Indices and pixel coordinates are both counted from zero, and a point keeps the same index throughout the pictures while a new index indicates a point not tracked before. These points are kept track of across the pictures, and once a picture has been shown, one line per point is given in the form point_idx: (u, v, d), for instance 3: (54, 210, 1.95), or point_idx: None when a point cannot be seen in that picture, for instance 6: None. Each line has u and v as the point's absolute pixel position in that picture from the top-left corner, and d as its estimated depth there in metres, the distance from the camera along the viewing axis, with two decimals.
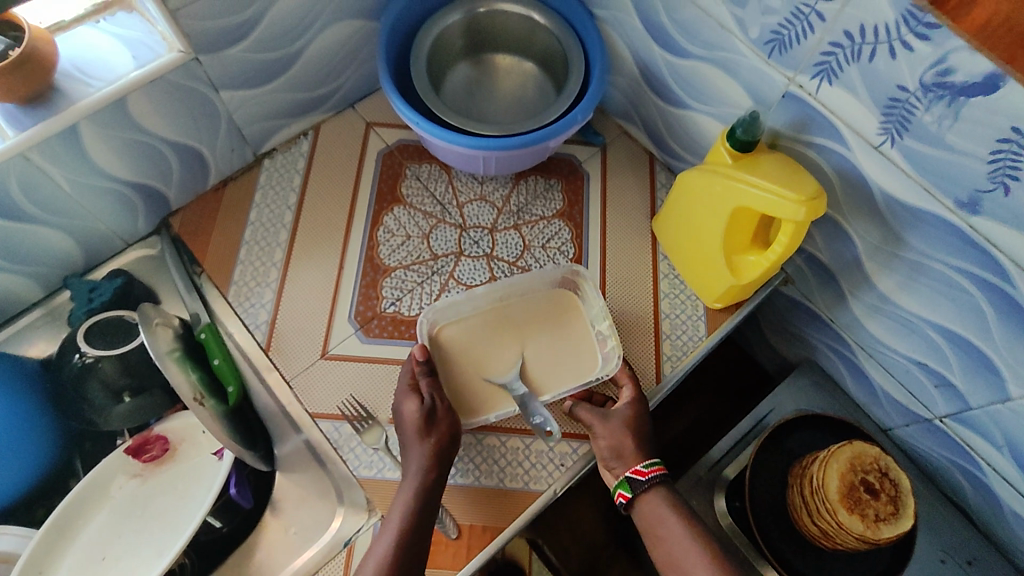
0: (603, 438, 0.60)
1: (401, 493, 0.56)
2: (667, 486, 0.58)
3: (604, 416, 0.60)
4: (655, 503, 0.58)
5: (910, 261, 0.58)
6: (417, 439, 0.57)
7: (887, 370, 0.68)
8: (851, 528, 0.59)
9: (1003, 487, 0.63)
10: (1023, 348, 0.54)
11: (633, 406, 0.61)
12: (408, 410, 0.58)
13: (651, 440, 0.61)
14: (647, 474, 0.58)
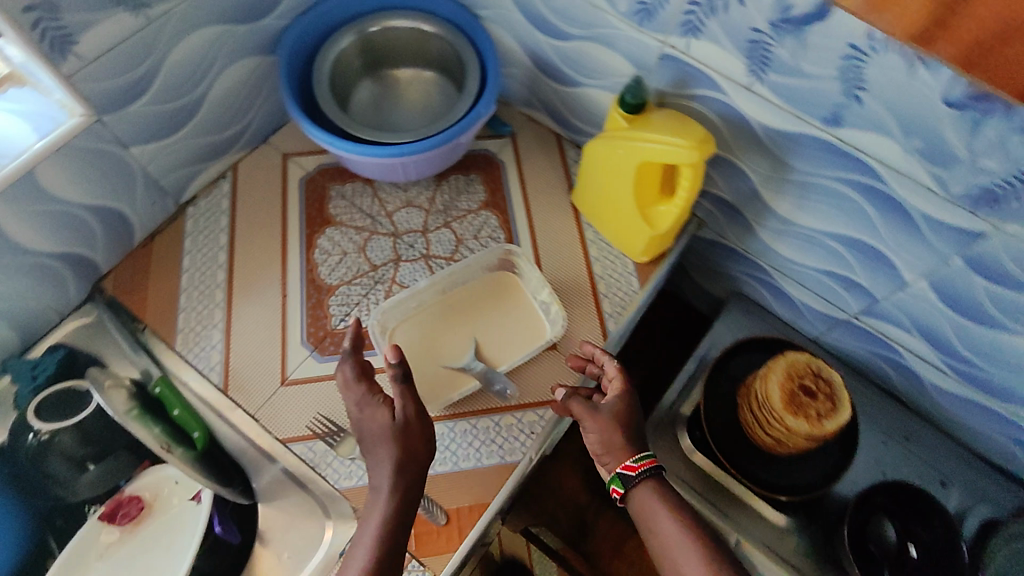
0: (592, 434, 0.58)
1: (378, 499, 0.54)
2: (659, 478, 0.57)
3: (592, 408, 0.58)
4: (647, 496, 0.56)
5: (797, 181, 0.65)
6: (388, 450, 0.54)
7: (802, 284, 0.76)
8: (798, 429, 0.66)
9: (916, 361, 0.72)
10: (905, 237, 0.61)
11: (621, 396, 0.59)
12: (377, 421, 0.56)
13: (638, 428, 0.59)
14: (638, 469, 0.56)
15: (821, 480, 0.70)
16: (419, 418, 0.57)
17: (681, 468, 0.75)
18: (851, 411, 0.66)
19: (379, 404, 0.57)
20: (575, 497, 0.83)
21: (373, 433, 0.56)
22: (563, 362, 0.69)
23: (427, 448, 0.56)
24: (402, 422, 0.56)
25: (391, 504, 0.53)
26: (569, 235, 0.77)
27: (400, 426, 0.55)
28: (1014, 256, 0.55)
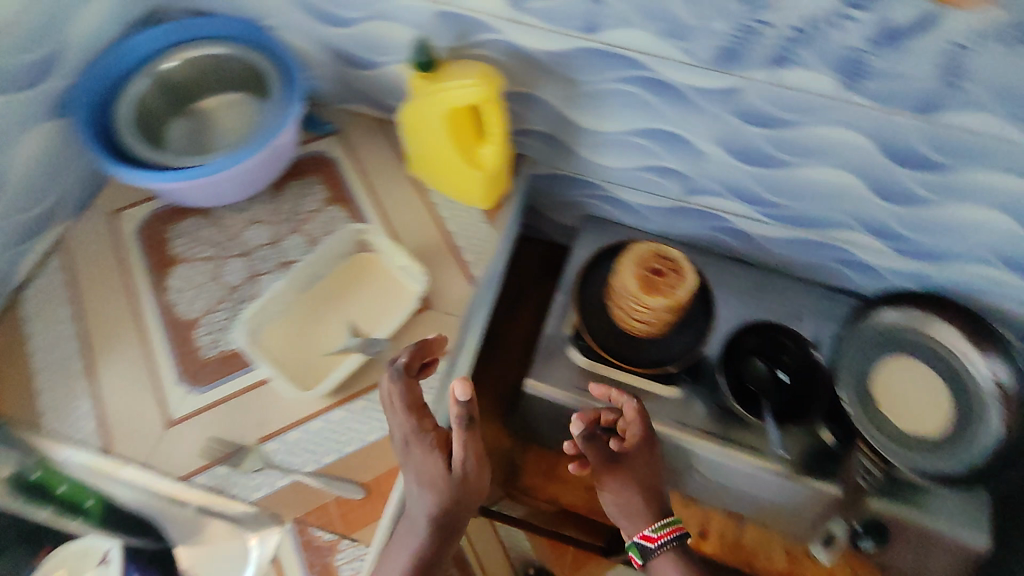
0: (614, 497, 0.68)
1: (414, 527, 0.59)
2: (676, 548, 0.67)
3: (615, 469, 0.68)
4: (664, 564, 0.67)
5: (589, 94, 0.72)
6: (442, 493, 0.59)
7: (629, 186, 0.84)
8: (657, 304, 0.74)
9: (743, 223, 0.84)
10: (685, 111, 0.70)
11: (637, 455, 0.70)
12: (438, 467, 0.59)
13: (654, 493, 0.70)
14: (658, 539, 0.67)
15: (697, 338, 0.79)
16: (474, 473, 0.60)
17: (582, 380, 0.81)
18: (696, 277, 0.76)
19: (438, 450, 0.60)
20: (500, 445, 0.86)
21: (422, 475, 0.59)
22: (441, 318, 0.71)
23: (478, 491, 0.61)
24: (462, 471, 0.59)
25: (437, 537, 0.59)
26: (415, 207, 0.79)
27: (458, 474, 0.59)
28: (767, 98, 0.65)
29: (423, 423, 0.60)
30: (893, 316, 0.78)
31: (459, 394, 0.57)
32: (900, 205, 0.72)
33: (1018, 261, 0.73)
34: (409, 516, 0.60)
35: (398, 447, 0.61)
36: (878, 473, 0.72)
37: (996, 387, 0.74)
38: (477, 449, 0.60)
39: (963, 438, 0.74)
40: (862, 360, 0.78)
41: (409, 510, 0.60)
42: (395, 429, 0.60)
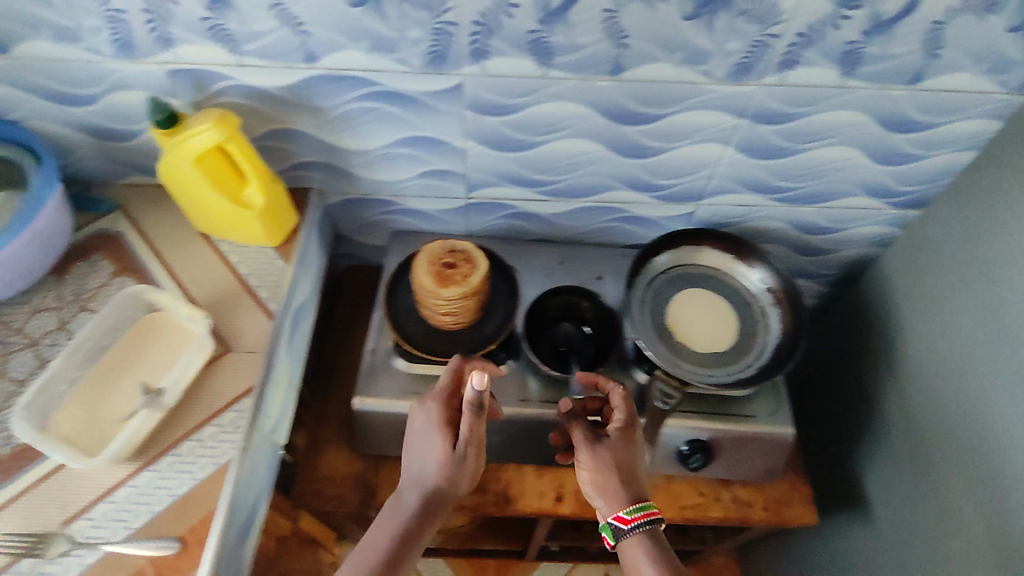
0: (590, 473, 0.67)
1: (407, 504, 0.67)
2: (650, 533, 0.65)
3: (597, 445, 0.68)
4: (633, 548, 0.65)
5: (337, 117, 0.76)
6: (439, 468, 0.67)
7: (417, 196, 0.89)
8: (454, 294, 0.78)
9: (530, 207, 0.91)
10: (428, 116, 0.75)
11: (619, 439, 0.69)
12: (440, 441, 0.68)
13: (634, 477, 0.68)
14: (633, 520, 0.64)
15: (505, 317, 0.85)
16: (474, 458, 0.67)
17: (410, 385, 0.83)
18: (487, 260, 0.81)
19: (441, 436, 0.68)
20: (351, 469, 0.87)
21: (427, 452, 0.68)
22: (243, 359, 0.74)
23: (467, 480, 0.68)
24: (460, 453, 0.67)
25: (420, 515, 0.66)
26: (208, 259, 0.81)
27: (457, 454, 0.67)
28: (486, 87, 0.71)
29: (447, 407, 0.71)
30: (665, 258, 0.89)
31: (477, 380, 0.63)
32: (642, 158, 0.80)
33: (752, 183, 0.84)
34: (401, 497, 0.68)
35: (420, 425, 0.70)
36: (679, 394, 0.78)
37: (766, 289, 0.86)
38: (477, 438, 0.68)
39: (752, 344, 0.83)
40: (655, 301, 0.86)
41: (408, 480, 0.69)
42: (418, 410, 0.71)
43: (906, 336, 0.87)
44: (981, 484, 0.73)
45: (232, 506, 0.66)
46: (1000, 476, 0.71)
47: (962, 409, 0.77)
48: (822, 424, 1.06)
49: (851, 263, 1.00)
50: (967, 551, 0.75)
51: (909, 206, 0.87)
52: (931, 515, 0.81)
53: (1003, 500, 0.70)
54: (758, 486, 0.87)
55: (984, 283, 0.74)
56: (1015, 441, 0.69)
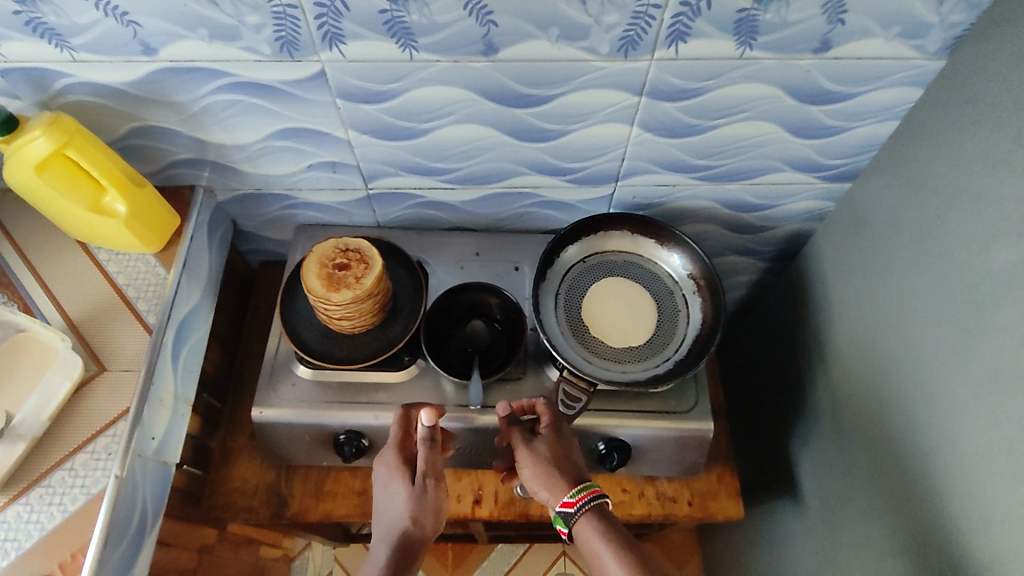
0: (530, 472, 0.69)
1: (377, 555, 0.66)
2: (595, 510, 0.65)
3: (532, 444, 0.70)
4: (585, 529, 0.65)
5: (199, 111, 0.69)
6: (407, 507, 0.68)
7: (313, 189, 0.83)
8: (345, 299, 0.73)
9: (436, 195, 0.85)
10: (299, 106, 0.69)
11: (551, 434, 0.71)
12: (401, 482, 0.69)
13: (573, 466, 0.69)
14: (575, 503, 0.65)
15: (410, 317, 0.80)
16: (431, 492, 0.69)
17: (312, 393, 0.79)
18: (382, 259, 0.76)
19: (400, 482, 0.70)
20: (263, 480, 0.85)
21: (390, 499, 0.69)
22: (119, 377, 0.70)
23: (432, 515, 0.68)
24: (424, 485, 0.69)
25: (392, 565, 0.65)
26: (85, 269, 0.76)
27: (421, 484, 0.69)
28: (350, 73, 0.64)
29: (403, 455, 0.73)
30: (574, 250, 0.84)
31: (426, 418, 0.68)
32: (543, 142, 0.75)
33: (668, 163, 0.79)
34: (373, 548, 0.67)
35: (379, 479, 0.71)
36: (585, 396, 0.73)
37: (688, 275, 0.82)
38: (430, 472, 0.70)
39: (671, 334, 0.80)
40: (569, 293, 0.82)
41: (373, 538, 0.68)
42: (378, 465, 0.72)
43: (836, 319, 0.82)
44: (905, 474, 0.69)
45: (107, 538, 0.62)
46: (922, 466, 0.66)
47: (868, 398, 0.76)
48: (763, 408, 1.02)
49: (788, 238, 0.95)
50: (894, 543, 0.71)
51: (839, 179, 0.82)
52: (862, 506, 0.77)
53: (902, 491, 0.69)
54: (684, 480, 0.84)
55: (891, 270, 0.71)
56: (911, 426, 0.68)
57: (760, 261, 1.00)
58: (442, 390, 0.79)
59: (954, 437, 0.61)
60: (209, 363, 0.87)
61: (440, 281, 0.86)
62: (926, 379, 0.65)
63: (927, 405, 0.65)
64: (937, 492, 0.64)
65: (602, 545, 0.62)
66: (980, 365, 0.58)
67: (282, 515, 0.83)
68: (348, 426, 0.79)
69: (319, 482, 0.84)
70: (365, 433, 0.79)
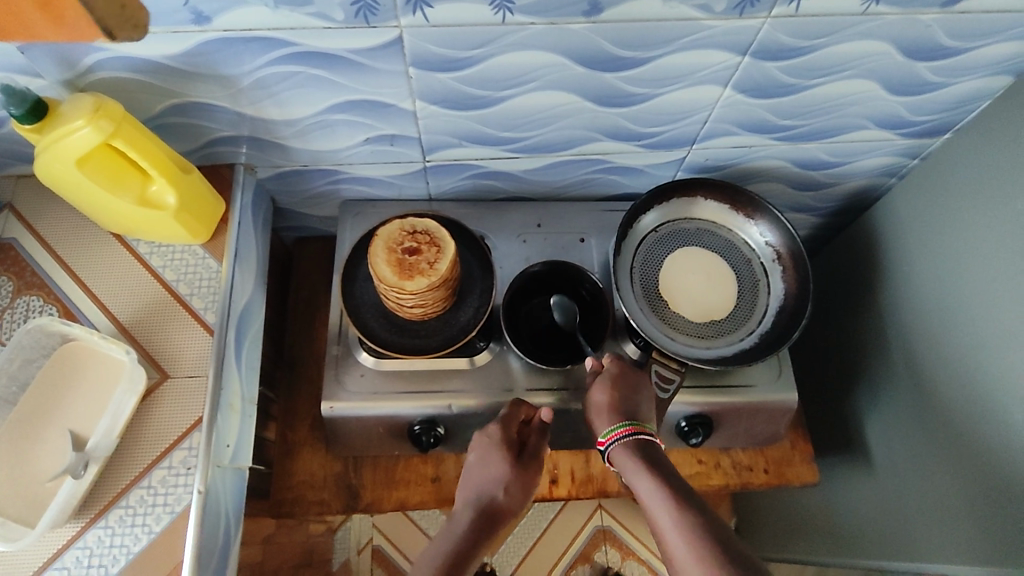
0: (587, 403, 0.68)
1: (457, 523, 0.65)
2: (637, 445, 0.62)
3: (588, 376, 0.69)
4: (625, 459, 0.62)
5: (250, 86, 0.62)
6: (503, 480, 0.66)
7: (365, 163, 0.76)
8: (420, 288, 0.68)
9: (499, 164, 0.78)
10: (365, 76, 0.61)
11: (618, 371, 0.67)
12: (503, 457, 0.67)
13: (633, 405, 0.66)
14: (606, 441, 0.64)
15: (480, 302, 0.75)
16: (531, 474, 0.68)
17: (383, 383, 0.75)
18: (454, 242, 0.70)
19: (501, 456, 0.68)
20: (330, 471, 0.81)
21: (487, 470, 0.67)
22: (186, 384, 0.65)
23: (524, 497, 0.67)
24: (526, 467, 0.68)
25: (477, 532, 0.63)
26: (128, 265, 0.69)
27: (523, 462, 0.68)
28: (431, 39, 0.57)
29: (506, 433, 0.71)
30: (649, 219, 0.79)
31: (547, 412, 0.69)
32: (625, 107, 0.69)
33: (751, 124, 0.74)
34: (453, 517, 0.65)
35: (479, 449, 0.69)
36: (678, 378, 0.71)
37: (768, 245, 0.78)
38: (533, 454, 0.69)
39: (752, 308, 0.77)
40: (646, 266, 0.78)
41: (461, 500, 0.67)
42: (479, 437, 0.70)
43: (913, 286, 0.80)
44: (980, 446, 0.69)
45: (200, 558, 0.59)
46: (1000, 440, 0.67)
47: (933, 366, 0.77)
48: (814, 367, 1.02)
49: (852, 195, 0.92)
50: (969, 515, 0.71)
51: (925, 135, 0.78)
52: (931, 475, 0.77)
53: (965, 456, 0.72)
54: (759, 448, 0.84)
55: (977, 238, 0.70)
56: (979, 396, 0.70)
57: (819, 217, 0.98)
58: (509, 372, 0.76)
59: None
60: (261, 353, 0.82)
61: (503, 256, 0.82)
62: (1007, 354, 0.66)
63: (1001, 379, 0.67)
64: (1010, 465, 0.66)
65: (640, 474, 0.60)
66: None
67: (356, 506, 0.80)
68: (421, 415, 0.76)
69: (389, 469, 0.81)
70: (440, 421, 0.76)
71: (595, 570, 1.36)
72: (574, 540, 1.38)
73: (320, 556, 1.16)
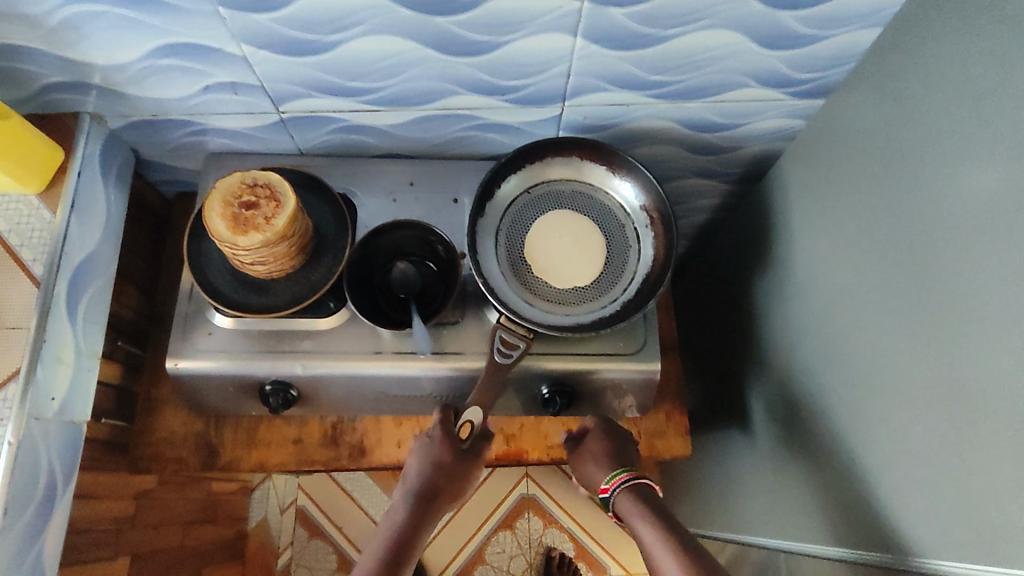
0: (581, 473, 0.72)
1: (399, 511, 0.67)
2: (633, 488, 0.64)
3: (577, 451, 0.73)
4: (625, 502, 0.64)
5: (59, 26, 0.59)
6: (446, 475, 0.67)
7: (218, 113, 0.73)
8: (255, 245, 0.64)
9: (360, 118, 0.75)
10: (179, 17, 0.58)
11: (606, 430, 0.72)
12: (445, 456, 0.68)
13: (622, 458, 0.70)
14: (609, 486, 0.67)
15: (333, 260, 0.73)
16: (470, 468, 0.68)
17: (233, 342, 0.73)
18: (296, 197, 0.65)
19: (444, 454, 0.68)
20: (191, 429, 0.81)
21: (429, 464, 0.68)
22: (9, 336, 0.64)
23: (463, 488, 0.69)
24: (466, 462, 0.68)
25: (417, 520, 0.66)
26: None
27: (465, 457, 0.68)
28: None
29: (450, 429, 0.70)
30: (514, 182, 0.76)
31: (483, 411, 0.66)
32: (474, 57, 0.65)
33: (620, 79, 0.70)
34: (396, 503, 0.68)
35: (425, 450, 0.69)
36: (524, 343, 0.68)
37: (641, 208, 0.75)
38: (471, 449, 0.69)
39: (620, 273, 0.74)
40: (513, 229, 0.75)
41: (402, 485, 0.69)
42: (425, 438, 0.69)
43: (793, 257, 0.76)
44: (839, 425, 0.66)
45: (8, 507, 0.59)
46: (854, 420, 0.64)
47: (805, 341, 0.73)
48: (715, 340, 0.99)
49: (753, 160, 0.87)
50: (829, 499, 0.68)
51: (809, 96, 0.75)
52: (799, 455, 0.75)
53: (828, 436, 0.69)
54: (636, 420, 0.84)
55: (847, 207, 0.66)
56: (841, 374, 0.66)
57: (725, 183, 0.93)
58: (377, 336, 0.73)
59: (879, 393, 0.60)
60: (124, 308, 0.80)
61: (369, 215, 0.79)
62: (864, 331, 0.62)
63: (858, 356, 0.63)
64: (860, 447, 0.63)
65: (632, 508, 0.63)
66: (933, 310, 0.53)
67: (213, 465, 0.80)
68: (274, 377, 0.73)
69: (251, 430, 0.82)
70: (294, 384, 0.75)
71: (516, 537, 1.36)
72: (499, 505, 1.37)
73: (230, 513, 1.17)
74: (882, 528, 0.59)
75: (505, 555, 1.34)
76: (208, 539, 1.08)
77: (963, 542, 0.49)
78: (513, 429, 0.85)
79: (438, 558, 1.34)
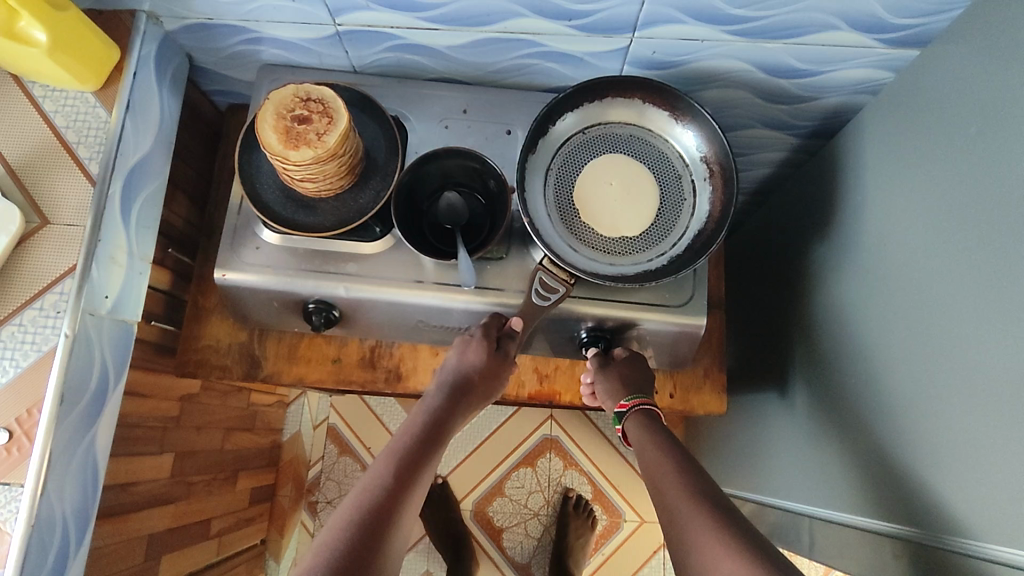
0: (601, 387, 0.75)
1: (430, 403, 0.72)
2: (671, 458, 0.63)
3: (608, 367, 0.74)
4: (641, 423, 0.70)
5: None
6: (481, 368, 0.71)
7: (274, 22, 0.71)
8: (307, 160, 0.62)
9: (418, 36, 0.72)
10: None
11: (631, 360, 0.75)
12: (483, 350, 0.71)
13: (642, 385, 0.74)
14: (628, 404, 0.71)
15: (382, 186, 0.72)
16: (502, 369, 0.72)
17: (278, 258, 0.73)
18: (349, 116, 0.63)
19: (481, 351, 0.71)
20: (236, 339, 0.83)
21: (465, 360, 0.71)
22: (66, 232, 0.65)
23: (491, 386, 0.73)
24: (500, 360, 0.71)
25: (448, 408, 0.71)
26: (19, 107, 0.68)
27: (500, 361, 0.71)
28: None
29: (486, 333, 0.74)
30: (570, 120, 0.72)
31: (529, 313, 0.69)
32: None
33: (697, 11, 0.64)
34: (428, 398, 0.72)
35: (463, 349, 0.72)
36: (563, 289, 0.68)
37: (701, 158, 0.71)
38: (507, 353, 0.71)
39: (671, 226, 0.71)
40: (564, 170, 0.72)
41: (436, 382, 0.74)
42: (461, 338, 0.74)
43: (859, 219, 0.72)
44: (885, 398, 0.64)
45: (63, 395, 0.61)
46: (904, 396, 0.61)
47: (861, 308, 0.70)
48: (765, 300, 0.95)
49: (827, 112, 0.81)
50: (862, 469, 0.67)
51: (902, 45, 0.68)
52: (836, 424, 0.73)
53: (872, 407, 0.66)
54: (669, 372, 0.84)
55: (926, 169, 0.61)
56: (894, 346, 0.63)
57: (794, 137, 0.87)
58: (420, 265, 0.73)
59: (936, 370, 0.57)
60: (174, 215, 0.81)
61: (420, 140, 0.77)
62: (929, 304, 0.58)
63: (920, 330, 0.59)
64: (907, 421, 0.60)
65: (678, 501, 0.58)
66: (1008, 284, 0.49)
67: (256, 374, 0.83)
68: (316, 296, 0.73)
69: (292, 346, 0.84)
70: (336, 305, 0.75)
71: (536, 474, 1.39)
72: (523, 442, 1.40)
73: (265, 424, 1.23)
74: (919, 502, 0.58)
75: (524, 490, 1.38)
76: (246, 444, 1.14)
77: (1004, 527, 0.48)
78: (548, 369, 0.85)
79: (460, 486, 1.38)
